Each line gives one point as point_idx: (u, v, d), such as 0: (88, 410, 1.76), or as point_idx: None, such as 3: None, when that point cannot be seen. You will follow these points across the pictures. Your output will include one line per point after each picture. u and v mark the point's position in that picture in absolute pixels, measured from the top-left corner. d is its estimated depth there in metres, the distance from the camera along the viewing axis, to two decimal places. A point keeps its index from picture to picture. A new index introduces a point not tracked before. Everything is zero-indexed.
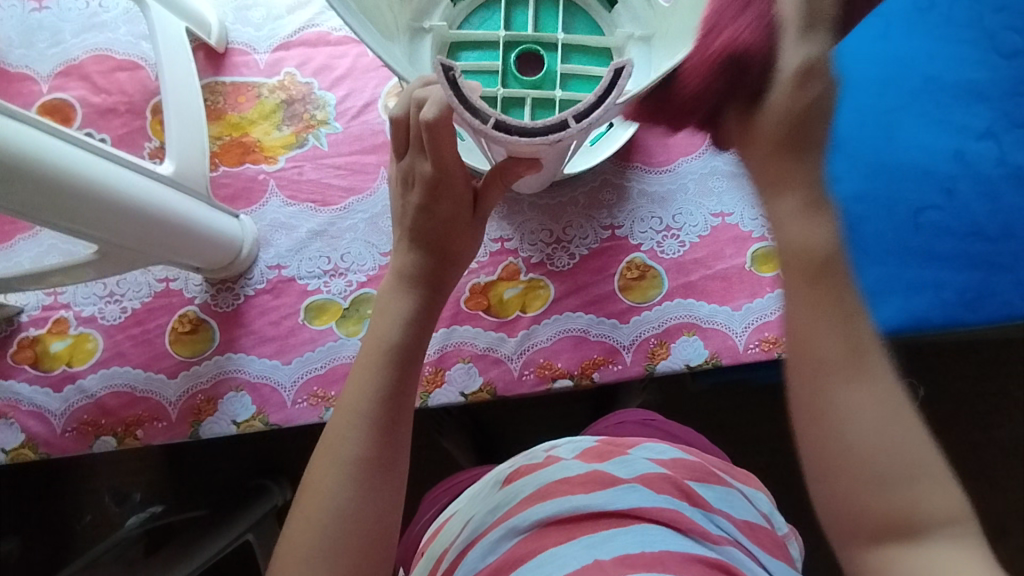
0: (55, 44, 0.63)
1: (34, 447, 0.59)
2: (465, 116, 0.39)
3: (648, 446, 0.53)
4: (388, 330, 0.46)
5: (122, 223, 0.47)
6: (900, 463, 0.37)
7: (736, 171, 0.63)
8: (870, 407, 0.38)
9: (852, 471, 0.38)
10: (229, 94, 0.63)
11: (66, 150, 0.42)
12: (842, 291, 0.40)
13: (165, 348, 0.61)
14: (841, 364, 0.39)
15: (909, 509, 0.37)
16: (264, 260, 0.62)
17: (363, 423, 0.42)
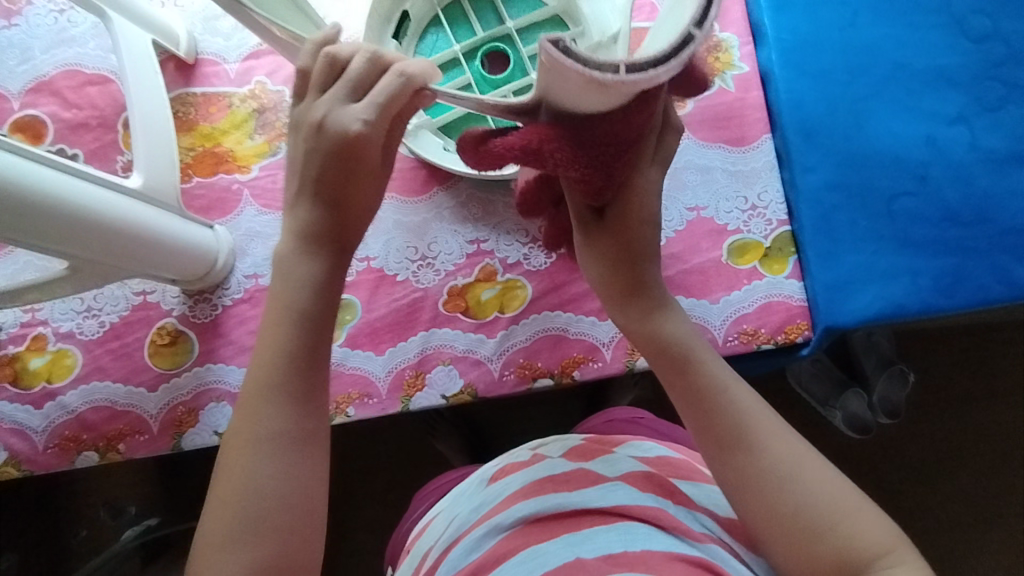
0: (24, 61, 0.63)
1: (17, 464, 0.59)
2: (595, 76, 0.32)
3: (635, 443, 0.53)
4: (297, 298, 0.43)
5: (90, 239, 0.47)
6: (830, 499, 0.40)
7: (711, 164, 0.62)
8: (771, 466, 0.41)
9: (771, 523, 0.40)
10: (201, 105, 0.63)
11: (27, 168, 0.41)
12: (704, 365, 0.45)
13: (145, 361, 0.61)
14: (739, 429, 0.42)
15: (842, 543, 0.39)
16: (241, 269, 0.62)
17: (280, 398, 0.41)
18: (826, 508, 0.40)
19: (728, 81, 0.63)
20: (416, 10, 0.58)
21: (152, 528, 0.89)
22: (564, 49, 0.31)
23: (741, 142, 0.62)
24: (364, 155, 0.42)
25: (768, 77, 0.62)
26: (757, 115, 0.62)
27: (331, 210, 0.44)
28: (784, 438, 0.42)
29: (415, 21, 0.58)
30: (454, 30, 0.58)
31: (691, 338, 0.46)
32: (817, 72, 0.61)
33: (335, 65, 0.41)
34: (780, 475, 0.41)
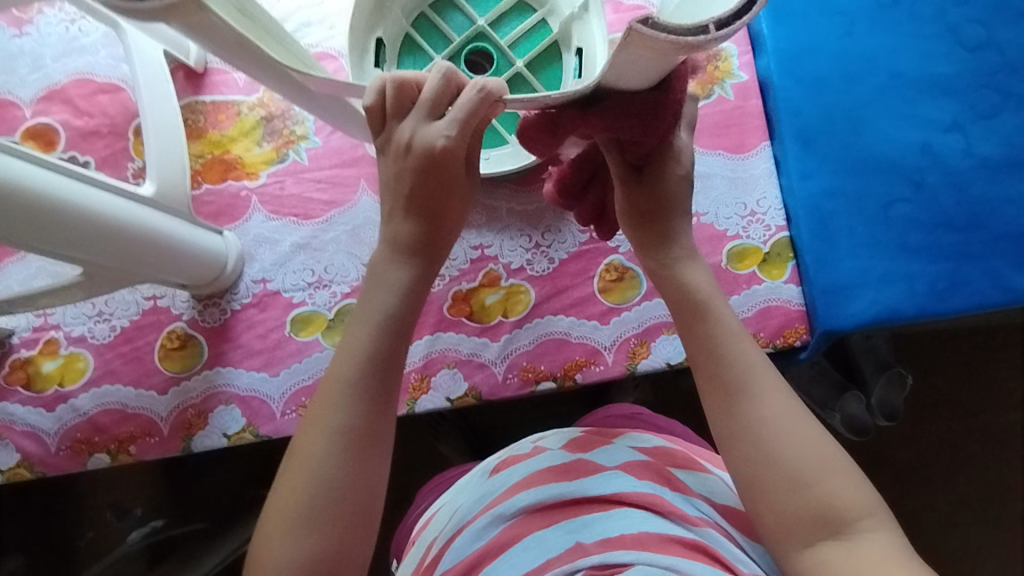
0: (36, 70, 0.64)
1: (30, 465, 0.60)
2: (687, 40, 0.31)
3: (632, 434, 0.52)
4: (382, 303, 0.46)
5: (101, 245, 0.48)
6: (818, 455, 0.41)
7: (710, 171, 0.63)
8: (770, 416, 0.41)
9: (762, 472, 0.41)
10: (209, 113, 0.64)
11: (40, 175, 0.42)
12: (719, 312, 0.45)
13: (155, 364, 0.62)
14: (745, 377, 0.43)
15: (827, 498, 0.40)
16: (249, 275, 0.63)
17: (355, 395, 0.43)
18: (816, 462, 0.40)
19: (727, 90, 0.64)
20: (390, 33, 0.59)
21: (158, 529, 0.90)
22: (651, 24, 0.30)
23: (740, 149, 0.63)
24: (448, 170, 0.45)
25: (768, 85, 0.63)
26: (756, 123, 0.64)
27: (424, 221, 0.47)
28: (786, 395, 0.43)
29: (391, 42, 0.59)
30: (430, 43, 0.60)
31: (710, 288, 0.46)
32: (815, 80, 0.62)
33: (406, 91, 0.45)
34: (780, 425, 0.41)
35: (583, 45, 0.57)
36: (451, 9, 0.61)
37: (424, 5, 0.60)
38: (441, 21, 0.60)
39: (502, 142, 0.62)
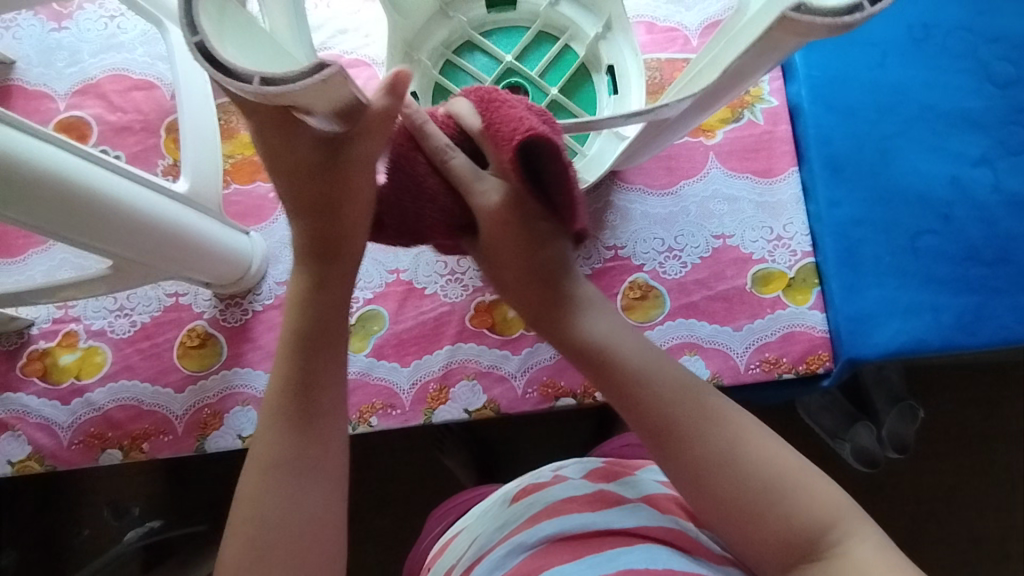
0: (73, 63, 0.65)
1: (40, 459, 0.60)
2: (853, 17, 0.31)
3: (653, 468, 0.54)
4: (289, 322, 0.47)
5: (129, 237, 0.47)
6: (761, 461, 0.40)
7: (738, 194, 0.63)
8: (713, 448, 0.40)
9: (724, 509, 0.40)
10: (242, 114, 0.64)
11: (73, 162, 0.42)
12: (591, 327, 0.46)
13: (173, 362, 0.61)
14: (671, 414, 0.42)
15: (785, 513, 0.39)
16: (273, 276, 0.63)
17: (294, 423, 0.44)
18: (763, 468, 0.40)
19: (757, 114, 0.64)
20: (421, 86, 0.59)
21: (155, 530, 0.89)
22: (804, 11, 0.32)
23: (768, 174, 0.63)
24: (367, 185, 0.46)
25: (798, 111, 0.64)
26: (786, 148, 0.64)
27: (318, 217, 0.47)
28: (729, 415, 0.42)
29: (424, 96, 0.59)
30: (459, 87, 0.60)
31: (606, 335, 0.46)
32: (845, 108, 0.63)
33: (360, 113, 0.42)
34: (726, 457, 0.40)
35: (613, 61, 0.57)
36: (472, 50, 0.61)
37: (447, 51, 0.60)
38: (466, 64, 0.60)
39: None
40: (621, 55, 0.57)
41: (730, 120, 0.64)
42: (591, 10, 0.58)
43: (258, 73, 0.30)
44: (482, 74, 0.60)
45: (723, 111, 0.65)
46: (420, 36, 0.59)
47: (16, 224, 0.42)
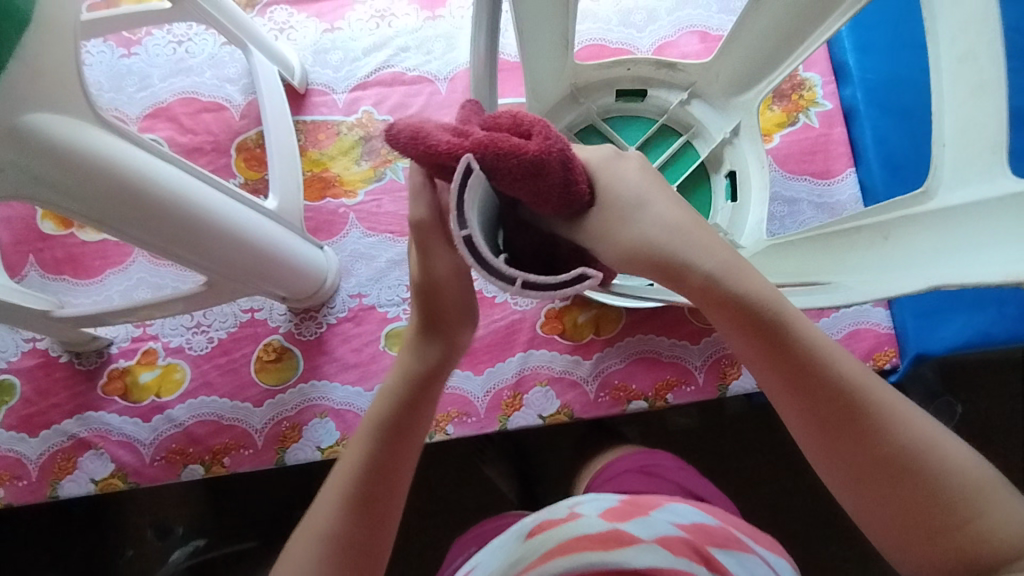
0: (143, 88, 0.67)
1: (123, 476, 0.60)
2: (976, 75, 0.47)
3: (671, 510, 0.49)
4: (377, 404, 0.45)
5: (225, 252, 0.47)
6: (933, 457, 0.36)
7: (796, 196, 0.65)
8: (910, 445, 0.36)
9: (907, 516, 0.36)
10: (309, 133, 0.66)
11: (189, 182, 0.41)
12: (795, 320, 0.38)
13: (252, 377, 0.62)
14: (851, 408, 0.37)
15: (963, 504, 0.35)
16: (346, 289, 0.64)
17: (343, 514, 0.41)
18: (931, 463, 0.36)
19: (812, 117, 0.66)
20: None
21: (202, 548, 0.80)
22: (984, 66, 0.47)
23: (826, 175, 0.65)
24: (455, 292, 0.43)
25: (853, 113, 0.65)
26: (841, 150, 0.65)
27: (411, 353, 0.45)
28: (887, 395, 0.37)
29: None
30: None
31: (723, 269, 0.38)
32: (900, 109, 0.64)
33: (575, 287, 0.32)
34: (908, 458, 0.36)
35: (734, 165, 0.61)
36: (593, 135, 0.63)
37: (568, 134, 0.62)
38: None
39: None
40: (746, 163, 0.60)
41: (786, 124, 0.66)
42: (720, 110, 0.61)
43: (522, 277, 0.31)
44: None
45: (779, 115, 0.66)
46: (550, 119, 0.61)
47: (135, 243, 0.41)
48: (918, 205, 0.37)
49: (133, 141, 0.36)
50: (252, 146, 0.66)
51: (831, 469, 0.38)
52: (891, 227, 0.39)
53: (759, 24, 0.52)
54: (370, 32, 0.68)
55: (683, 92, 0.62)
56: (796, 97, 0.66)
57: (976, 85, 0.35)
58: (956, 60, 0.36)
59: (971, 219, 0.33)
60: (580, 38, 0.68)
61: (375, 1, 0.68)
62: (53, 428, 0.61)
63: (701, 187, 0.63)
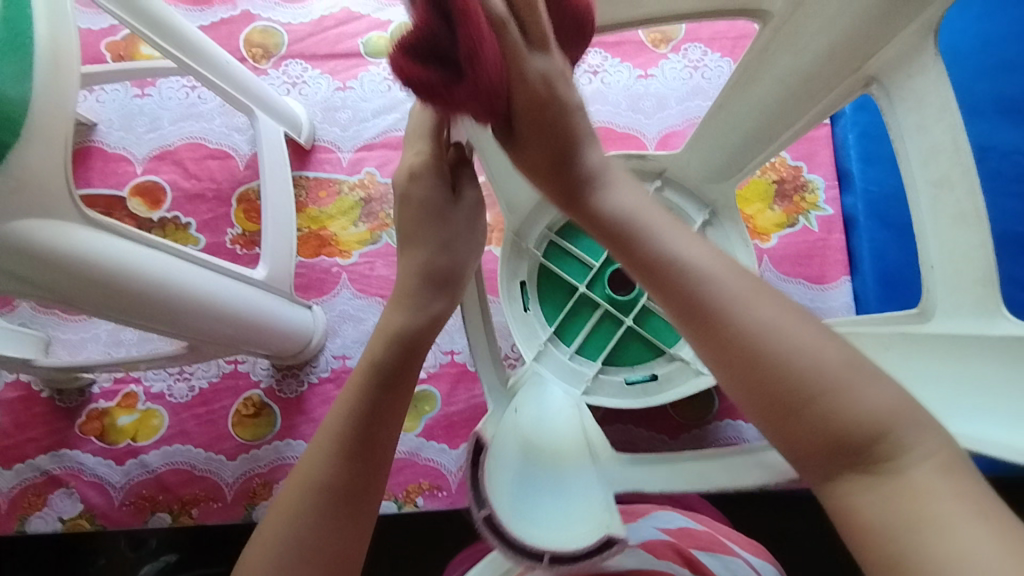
0: (152, 130, 0.68)
1: (91, 518, 0.60)
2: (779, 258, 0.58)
3: (657, 515, 0.46)
4: (372, 347, 0.32)
5: (214, 327, 0.47)
6: (799, 349, 0.26)
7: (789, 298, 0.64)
8: (756, 337, 0.27)
9: (779, 414, 0.26)
10: (311, 189, 0.67)
11: (175, 266, 0.41)
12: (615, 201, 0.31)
13: (228, 430, 0.62)
14: (694, 294, 0.28)
15: (846, 408, 0.25)
16: (331, 349, 0.64)
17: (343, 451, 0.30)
18: (799, 351, 0.26)
19: (812, 221, 0.66)
20: (530, 275, 0.62)
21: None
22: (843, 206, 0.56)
23: (820, 280, 0.64)
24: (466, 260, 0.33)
25: (852, 223, 0.65)
26: (838, 257, 0.65)
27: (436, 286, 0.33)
28: (767, 303, 0.27)
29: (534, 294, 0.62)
30: (566, 271, 0.62)
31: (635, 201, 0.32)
32: (899, 225, 0.64)
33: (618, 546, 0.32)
34: (754, 345, 0.27)
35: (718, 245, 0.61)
36: (575, 231, 0.63)
37: (549, 232, 0.62)
38: (572, 248, 0.62)
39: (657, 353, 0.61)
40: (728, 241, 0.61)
41: (785, 225, 0.66)
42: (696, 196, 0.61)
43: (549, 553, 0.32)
44: (588, 258, 0.62)
45: (779, 216, 0.66)
46: (527, 223, 0.60)
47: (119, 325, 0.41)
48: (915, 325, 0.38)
49: (118, 233, 0.37)
50: (253, 197, 0.66)
51: (728, 384, 0.28)
52: (891, 342, 0.39)
53: (737, 111, 0.50)
54: (381, 94, 0.68)
55: (656, 179, 0.61)
56: (798, 198, 0.66)
57: (956, 215, 0.35)
58: (934, 186, 0.36)
59: (974, 354, 0.33)
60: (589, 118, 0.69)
61: (389, 64, 0.69)
62: (28, 463, 0.61)
63: None
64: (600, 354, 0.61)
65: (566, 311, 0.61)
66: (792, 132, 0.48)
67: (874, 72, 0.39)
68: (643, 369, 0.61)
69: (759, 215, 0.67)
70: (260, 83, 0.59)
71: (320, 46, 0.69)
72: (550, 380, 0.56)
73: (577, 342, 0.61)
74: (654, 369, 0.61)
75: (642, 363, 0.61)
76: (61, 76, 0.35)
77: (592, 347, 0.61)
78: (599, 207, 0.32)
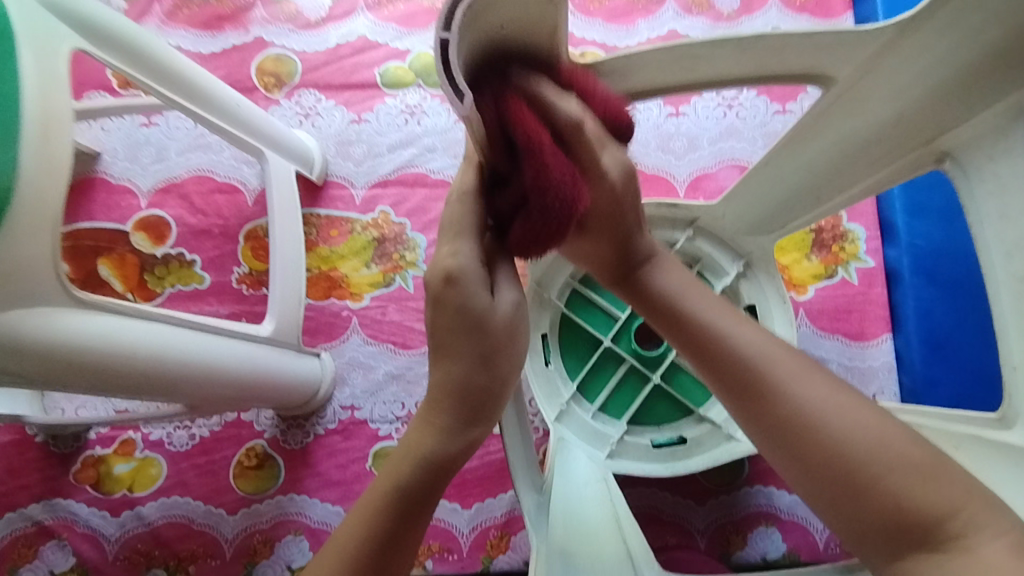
0: (158, 160, 0.65)
1: (83, 572, 0.57)
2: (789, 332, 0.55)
3: None
4: (396, 466, 0.30)
5: (221, 391, 0.44)
6: (878, 449, 0.28)
7: (826, 355, 0.60)
8: (835, 435, 0.29)
9: (840, 497, 0.29)
10: (322, 227, 0.63)
11: (179, 336, 0.39)
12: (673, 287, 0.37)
13: (229, 482, 0.59)
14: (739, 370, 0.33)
15: (921, 506, 0.27)
16: (339, 399, 0.61)
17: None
18: (877, 452, 0.28)
19: (852, 273, 0.62)
20: (552, 328, 0.58)
21: None
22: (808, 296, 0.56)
23: (860, 337, 0.60)
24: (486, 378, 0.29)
25: (896, 277, 0.61)
26: (879, 313, 0.61)
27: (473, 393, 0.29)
28: (811, 385, 0.31)
29: (555, 349, 0.58)
30: (590, 323, 0.59)
31: (679, 281, 0.37)
32: (948, 282, 0.60)
33: None
34: (804, 426, 0.30)
35: (754, 300, 0.57)
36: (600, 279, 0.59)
37: (572, 281, 0.58)
38: (597, 299, 0.59)
39: (688, 413, 0.57)
40: (764, 295, 0.56)
41: (824, 277, 0.62)
42: (730, 246, 0.57)
43: None
44: (614, 310, 0.58)
45: (816, 267, 0.62)
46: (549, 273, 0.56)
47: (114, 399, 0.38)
48: (992, 430, 0.34)
49: (113, 310, 0.35)
50: (261, 234, 0.63)
51: (780, 463, 0.32)
52: (961, 441, 0.35)
53: (785, 172, 0.46)
54: (397, 127, 0.65)
55: (687, 228, 0.57)
56: (837, 248, 0.62)
57: None
58: (1017, 280, 0.31)
59: None
60: None
61: (406, 96, 0.66)
62: (19, 512, 0.58)
63: None
64: (625, 413, 0.57)
65: (589, 367, 0.58)
66: (849, 195, 0.44)
67: (947, 146, 0.35)
68: (670, 431, 0.57)
69: (794, 265, 0.63)
70: (270, 119, 0.56)
71: (335, 76, 0.66)
72: (572, 445, 0.53)
73: (601, 400, 0.57)
74: (683, 432, 0.56)
75: (669, 424, 0.57)
76: (50, 156, 0.32)
77: (616, 405, 0.58)
78: (646, 282, 0.37)
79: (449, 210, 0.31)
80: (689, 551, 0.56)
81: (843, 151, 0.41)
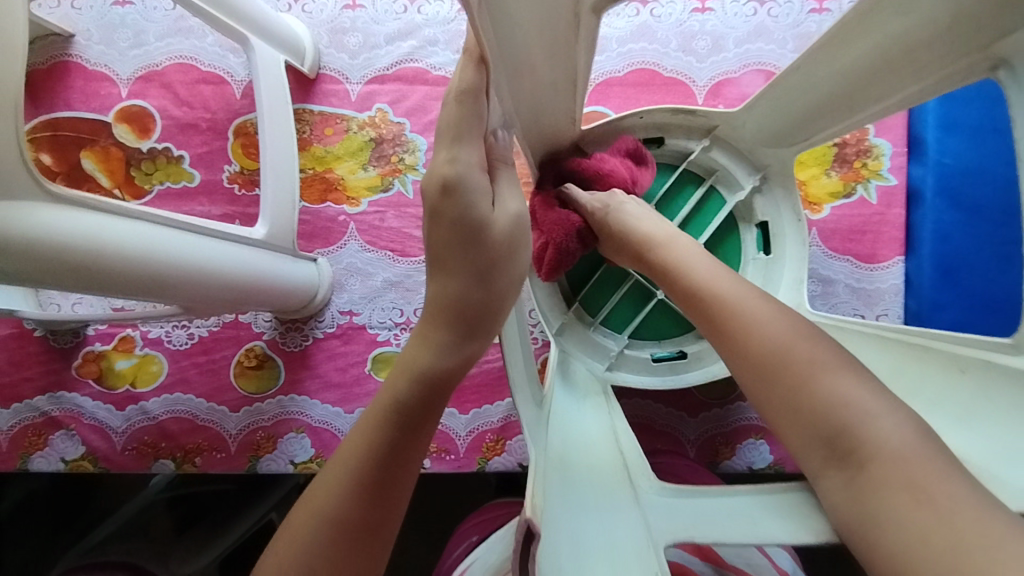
0: (136, 45, 0.60)
1: (93, 460, 0.59)
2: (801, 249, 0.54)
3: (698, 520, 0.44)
4: (393, 383, 0.31)
5: (218, 295, 0.44)
6: (823, 381, 0.32)
7: (834, 276, 0.59)
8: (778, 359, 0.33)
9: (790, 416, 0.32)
10: (316, 124, 0.60)
11: (164, 237, 0.37)
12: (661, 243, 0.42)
13: (230, 381, 0.60)
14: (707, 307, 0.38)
15: (857, 429, 0.30)
16: (337, 304, 0.60)
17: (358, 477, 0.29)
18: (828, 387, 0.31)
19: (871, 191, 0.59)
20: None
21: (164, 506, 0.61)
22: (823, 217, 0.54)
23: (871, 259, 0.59)
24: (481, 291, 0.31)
25: (917, 197, 0.59)
26: (895, 234, 0.59)
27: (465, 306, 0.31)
28: (774, 325, 0.35)
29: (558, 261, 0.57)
30: None
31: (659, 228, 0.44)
32: (970, 205, 0.57)
33: None
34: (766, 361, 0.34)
35: (767, 216, 0.54)
36: None
37: None
38: None
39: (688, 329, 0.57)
40: (777, 212, 0.54)
41: (842, 195, 0.59)
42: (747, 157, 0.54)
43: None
44: None
45: (834, 184, 0.60)
46: None
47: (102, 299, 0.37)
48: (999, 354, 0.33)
49: (92, 208, 0.33)
50: (251, 130, 0.60)
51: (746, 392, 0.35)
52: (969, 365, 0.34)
53: (815, 75, 0.42)
54: (395, 16, 0.60)
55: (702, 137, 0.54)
56: (859, 164, 0.59)
57: None
58: None
59: None
60: (632, 58, 0.60)
61: None
62: (25, 403, 0.60)
63: (732, 237, 0.57)
64: (626, 326, 0.57)
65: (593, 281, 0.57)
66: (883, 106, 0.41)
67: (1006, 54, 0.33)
68: (669, 345, 0.56)
69: (812, 182, 0.60)
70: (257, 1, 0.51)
71: None
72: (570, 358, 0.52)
73: (602, 313, 0.56)
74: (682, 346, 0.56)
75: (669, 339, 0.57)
76: None
77: (617, 320, 0.57)
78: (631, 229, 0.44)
79: (447, 111, 0.28)
80: (682, 460, 0.57)
81: (882, 55, 0.38)
